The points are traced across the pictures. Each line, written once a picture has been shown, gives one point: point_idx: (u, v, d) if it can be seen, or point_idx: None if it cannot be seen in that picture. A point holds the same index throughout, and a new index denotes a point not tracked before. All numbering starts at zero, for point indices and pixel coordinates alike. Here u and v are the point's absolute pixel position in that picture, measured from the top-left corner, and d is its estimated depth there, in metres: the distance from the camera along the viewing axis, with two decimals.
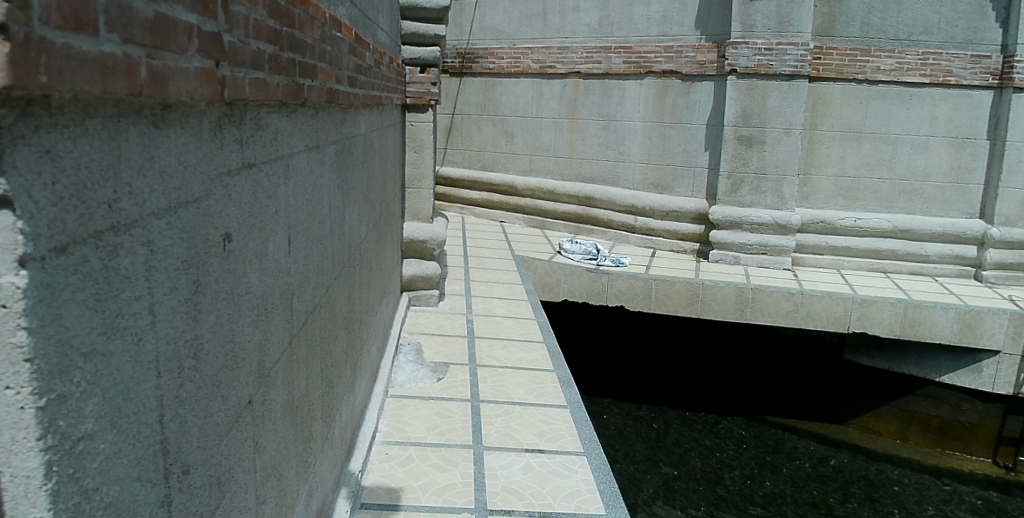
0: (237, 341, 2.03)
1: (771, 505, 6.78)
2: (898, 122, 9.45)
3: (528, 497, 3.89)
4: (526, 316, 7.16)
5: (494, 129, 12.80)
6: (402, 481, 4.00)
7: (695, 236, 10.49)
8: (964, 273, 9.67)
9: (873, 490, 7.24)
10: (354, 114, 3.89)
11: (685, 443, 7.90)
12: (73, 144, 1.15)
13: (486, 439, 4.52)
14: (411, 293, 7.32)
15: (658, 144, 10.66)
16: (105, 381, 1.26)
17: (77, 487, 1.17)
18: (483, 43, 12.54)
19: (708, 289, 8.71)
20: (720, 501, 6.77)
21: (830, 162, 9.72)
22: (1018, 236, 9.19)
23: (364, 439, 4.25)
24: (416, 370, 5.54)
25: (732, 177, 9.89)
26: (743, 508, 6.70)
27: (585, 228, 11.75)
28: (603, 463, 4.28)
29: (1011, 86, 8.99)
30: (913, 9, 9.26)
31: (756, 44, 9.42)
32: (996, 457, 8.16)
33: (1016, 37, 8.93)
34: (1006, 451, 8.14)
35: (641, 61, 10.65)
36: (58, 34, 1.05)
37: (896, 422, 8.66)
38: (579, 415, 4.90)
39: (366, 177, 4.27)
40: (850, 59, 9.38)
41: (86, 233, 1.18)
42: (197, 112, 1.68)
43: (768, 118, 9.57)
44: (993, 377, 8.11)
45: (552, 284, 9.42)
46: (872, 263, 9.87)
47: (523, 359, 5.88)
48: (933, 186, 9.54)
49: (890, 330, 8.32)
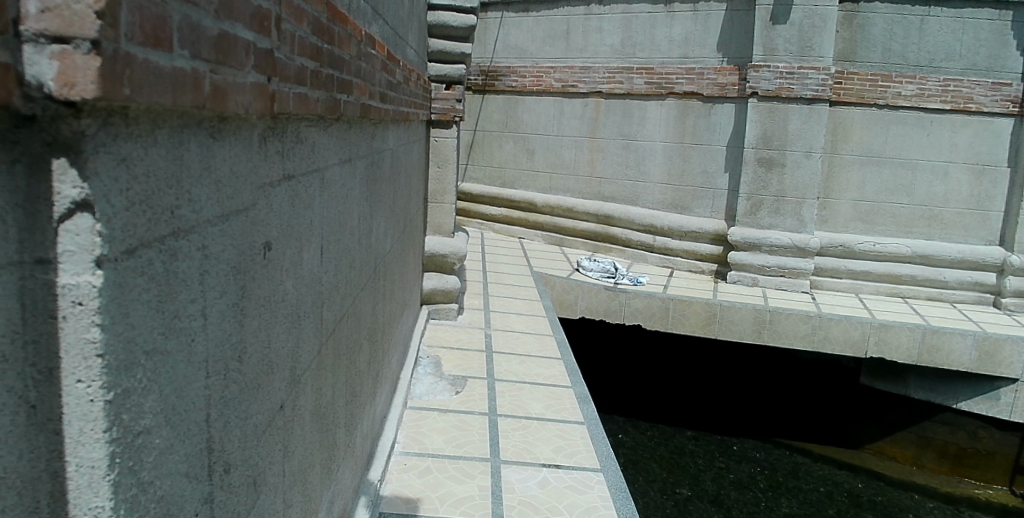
0: (273, 348, 2.08)
1: None
2: (919, 149, 9.45)
3: (544, 511, 3.91)
4: (544, 332, 7.19)
5: (514, 146, 12.94)
6: (420, 492, 4.03)
7: (714, 257, 10.50)
8: (983, 300, 9.60)
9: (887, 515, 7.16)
10: (383, 128, 3.99)
11: (702, 463, 7.83)
12: (144, 152, 1.21)
13: (503, 453, 4.53)
14: (431, 306, 7.37)
15: (678, 165, 10.72)
16: (163, 378, 1.32)
17: (134, 479, 1.23)
18: (505, 61, 12.71)
19: (725, 309, 8.71)
20: None
21: (850, 186, 9.72)
22: None
23: (384, 448, 4.29)
24: (435, 383, 5.56)
25: (752, 199, 9.91)
26: None
27: (603, 247, 11.75)
28: (620, 480, 4.28)
29: None
30: (935, 36, 9.28)
31: (778, 67, 9.49)
32: (1012, 486, 8.05)
33: None
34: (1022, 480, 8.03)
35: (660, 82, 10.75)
36: (139, 49, 1.12)
37: (911, 447, 8.58)
38: (596, 432, 4.88)
39: (392, 191, 4.35)
40: (871, 84, 9.41)
41: (151, 238, 1.24)
42: (249, 125, 1.76)
43: (788, 141, 9.61)
44: (1011, 405, 7.94)
45: (569, 302, 9.42)
46: (890, 288, 9.82)
47: (541, 374, 5.89)
48: (954, 212, 9.50)
49: (907, 355, 8.25)
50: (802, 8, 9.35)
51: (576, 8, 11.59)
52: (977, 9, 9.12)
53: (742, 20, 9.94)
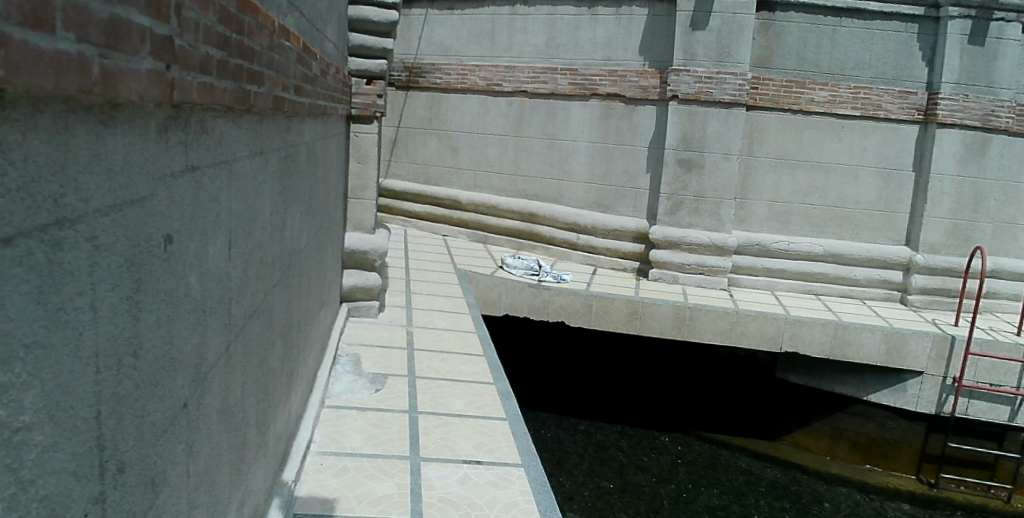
0: (175, 345, 2.02)
1: None
2: (829, 151, 9.90)
3: (464, 508, 3.90)
4: (467, 329, 7.19)
5: (439, 144, 12.91)
6: (336, 492, 3.97)
7: (635, 254, 10.69)
8: (891, 297, 10.10)
9: (801, 503, 7.45)
10: (299, 122, 3.94)
11: (625, 458, 7.97)
12: (23, 136, 1.11)
13: (424, 450, 4.51)
14: (351, 303, 7.28)
15: (602, 165, 10.90)
16: (44, 372, 1.22)
17: (13, 481, 1.13)
18: (430, 58, 12.72)
19: (646, 306, 8.89)
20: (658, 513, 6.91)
21: (766, 187, 10.09)
22: (941, 262, 9.65)
23: (298, 450, 4.19)
24: (354, 381, 5.49)
25: (673, 199, 10.15)
26: None
27: (528, 245, 11.83)
28: (541, 475, 4.32)
29: (936, 121, 9.52)
30: (846, 45, 9.75)
31: (697, 72, 9.77)
32: (920, 475, 8.47)
33: (941, 76, 9.48)
34: (929, 468, 8.44)
35: (588, 84, 10.88)
36: (16, 26, 1.03)
37: (825, 439, 8.94)
38: (517, 427, 4.92)
39: (308, 186, 4.29)
40: (786, 90, 9.80)
41: (32, 225, 1.14)
42: (145, 112, 1.70)
43: (707, 143, 9.90)
44: (916, 396, 8.42)
45: (493, 299, 9.45)
46: (804, 285, 10.22)
47: (463, 371, 5.88)
48: (863, 213, 9.98)
49: (820, 350, 8.59)
50: (720, 15, 9.67)
51: (501, 8, 11.70)
52: (885, 21, 9.65)
53: (662, 25, 10.23)
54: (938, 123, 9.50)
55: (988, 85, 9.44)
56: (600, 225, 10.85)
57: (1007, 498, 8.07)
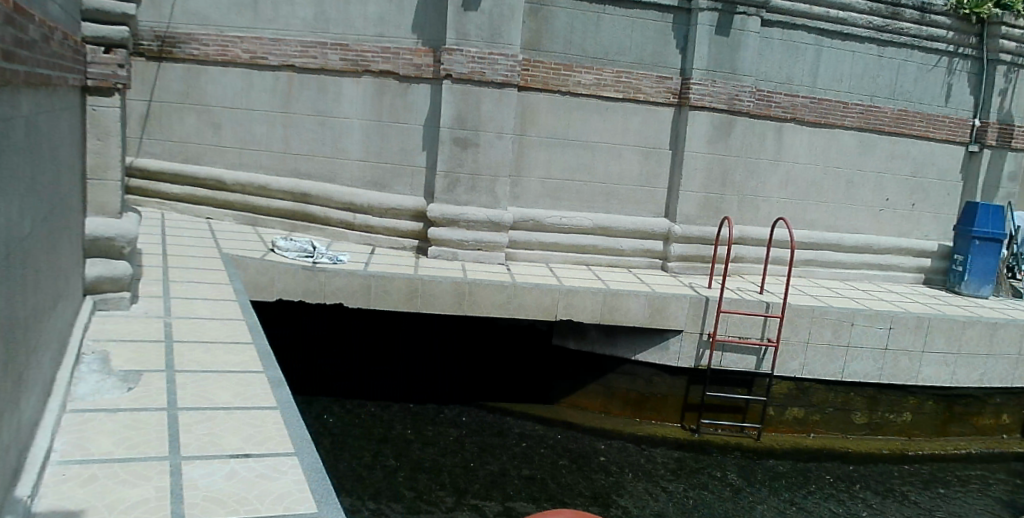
0: None
1: (487, 486, 7.20)
2: (587, 128, 10.64)
3: (232, 505, 3.65)
4: (229, 316, 6.86)
5: (199, 120, 11.96)
6: (83, 503, 3.52)
7: (412, 232, 10.74)
8: (654, 265, 11.05)
9: (580, 462, 8.04)
10: (13, 93, 3.36)
11: (407, 437, 8.16)
12: None
13: (186, 448, 4.23)
14: (98, 297, 6.59)
15: (376, 142, 10.82)
16: None
17: None
18: (186, 27, 11.81)
19: (425, 284, 8.70)
20: (441, 488, 7.07)
21: (535, 165, 10.63)
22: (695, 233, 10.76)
23: (33, 460, 3.73)
24: (102, 381, 5.03)
25: (448, 176, 10.28)
26: (462, 489, 7.09)
27: (300, 225, 11.35)
28: (315, 464, 4.21)
29: (688, 104, 10.50)
30: (608, 31, 10.45)
31: (469, 51, 9.93)
32: (684, 422, 9.37)
33: (691, 63, 10.46)
34: (690, 416, 9.36)
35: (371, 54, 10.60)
36: None
37: (600, 399, 9.64)
38: (289, 414, 4.82)
39: (26, 160, 3.71)
40: (554, 72, 10.34)
41: None
42: None
43: (481, 122, 10.16)
44: (678, 352, 9.10)
45: (263, 284, 8.73)
46: (575, 257, 10.85)
47: (228, 361, 5.65)
48: (627, 189, 10.87)
49: (591, 315, 8.93)
50: None
51: None
52: (644, 11, 10.47)
53: (431, 3, 10.35)
54: (690, 106, 10.48)
55: (733, 71, 10.56)
56: (376, 204, 10.75)
57: (756, 434, 9.34)
